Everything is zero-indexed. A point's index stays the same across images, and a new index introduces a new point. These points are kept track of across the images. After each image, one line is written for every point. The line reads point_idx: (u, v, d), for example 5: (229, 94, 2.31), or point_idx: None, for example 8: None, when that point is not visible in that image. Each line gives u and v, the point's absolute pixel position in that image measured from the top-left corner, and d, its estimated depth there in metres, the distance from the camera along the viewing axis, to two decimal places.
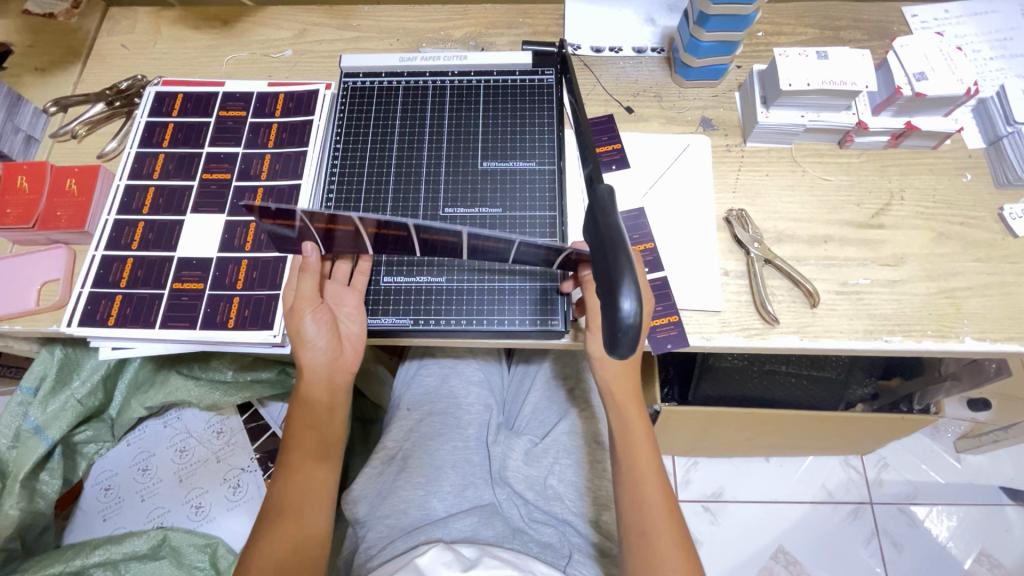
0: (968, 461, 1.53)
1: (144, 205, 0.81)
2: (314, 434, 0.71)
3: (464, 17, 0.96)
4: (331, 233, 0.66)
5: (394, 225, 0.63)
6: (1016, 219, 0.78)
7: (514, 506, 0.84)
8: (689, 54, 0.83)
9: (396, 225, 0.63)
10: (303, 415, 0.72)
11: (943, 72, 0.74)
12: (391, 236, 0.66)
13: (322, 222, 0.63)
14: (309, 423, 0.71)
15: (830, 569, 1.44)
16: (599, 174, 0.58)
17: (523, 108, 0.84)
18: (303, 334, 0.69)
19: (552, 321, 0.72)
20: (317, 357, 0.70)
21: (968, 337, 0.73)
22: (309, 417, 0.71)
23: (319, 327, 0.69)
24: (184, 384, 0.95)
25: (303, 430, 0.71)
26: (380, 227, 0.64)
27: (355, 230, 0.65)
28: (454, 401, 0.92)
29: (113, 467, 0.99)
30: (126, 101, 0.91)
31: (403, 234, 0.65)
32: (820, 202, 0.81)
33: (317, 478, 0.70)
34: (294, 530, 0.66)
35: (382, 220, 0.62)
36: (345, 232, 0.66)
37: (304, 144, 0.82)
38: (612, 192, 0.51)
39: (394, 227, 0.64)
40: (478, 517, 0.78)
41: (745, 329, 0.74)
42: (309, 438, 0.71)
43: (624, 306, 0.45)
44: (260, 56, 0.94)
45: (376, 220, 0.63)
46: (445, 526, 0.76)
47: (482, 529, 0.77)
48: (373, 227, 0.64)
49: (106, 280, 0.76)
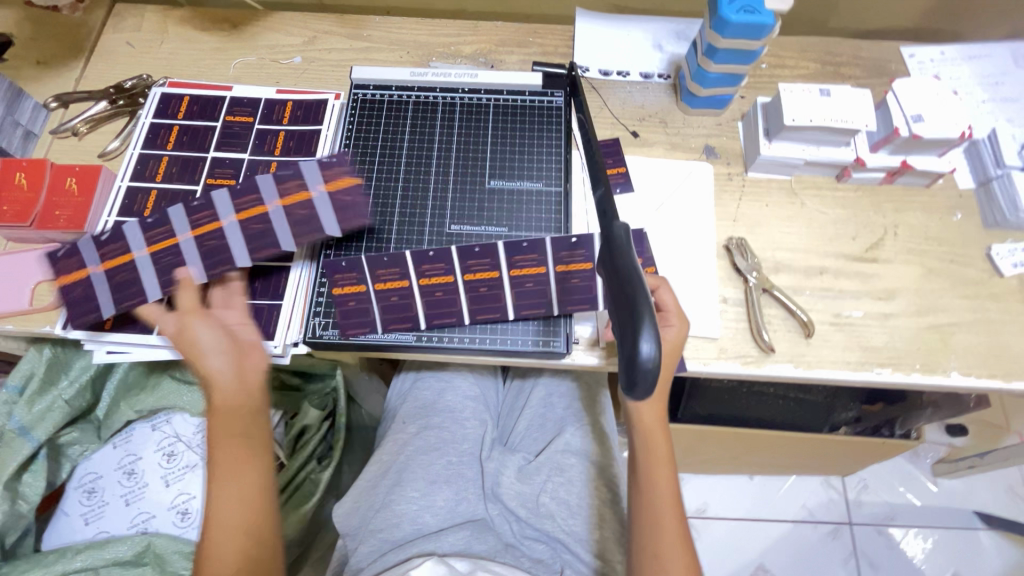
0: (944, 485, 1.57)
1: (144, 207, 0.80)
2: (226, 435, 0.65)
3: (475, 34, 0.97)
4: (345, 306, 0.73)
5: (397, 273, 0.73)
6: (1003, 258, 0.81)
7: (509, 522, 0.85)
8: (696, 83, 0.84)
9: (399, 277, 0.73)
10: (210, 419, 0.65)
11: (939, 116, 0.77)
12: (396, 294, 0.73)
13: (340, 288, 0.73)
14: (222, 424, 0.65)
15: None
16: (609, 198, 0.61)
17: (532, 128, 0.85)
18: (195, 347, 0.66)
19: (554, 344, 0.73)
20: (218, 360, 0.66)
21: (954, 372, 0.76)
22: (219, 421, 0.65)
23: (211, 333, 0.67)
24: (177, 390, 0.94)
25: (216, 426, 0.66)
26: (385, 283, 0.73)
27: (365, 294, 0.73)
28: (451, 415, 0.92)
29: (96, 469, 0.96)
30: (130, 101, 0.90)
31: (406, 286, 0.73)
32: (817, 234, 0.83)
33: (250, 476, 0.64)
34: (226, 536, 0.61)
35: (386, 270, 0.73)
36: (356, 301, 0.73)
37: (309, 157, 0.83)
38: (628, 229, 0.53)
39: (398, 279, 0.73)
40: (469, 531, 0.78)
41: (742, 357, 0.76)
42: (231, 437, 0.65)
43: (645, 351, 0.48)
44: (269, 61, 0.94)
45: (381, 274, 0.73)
46: (438, 539, 0.76)
47: (474, 542, 0.77)
48: (380, 284, 0.73)
49: (104, 273, 0.75)
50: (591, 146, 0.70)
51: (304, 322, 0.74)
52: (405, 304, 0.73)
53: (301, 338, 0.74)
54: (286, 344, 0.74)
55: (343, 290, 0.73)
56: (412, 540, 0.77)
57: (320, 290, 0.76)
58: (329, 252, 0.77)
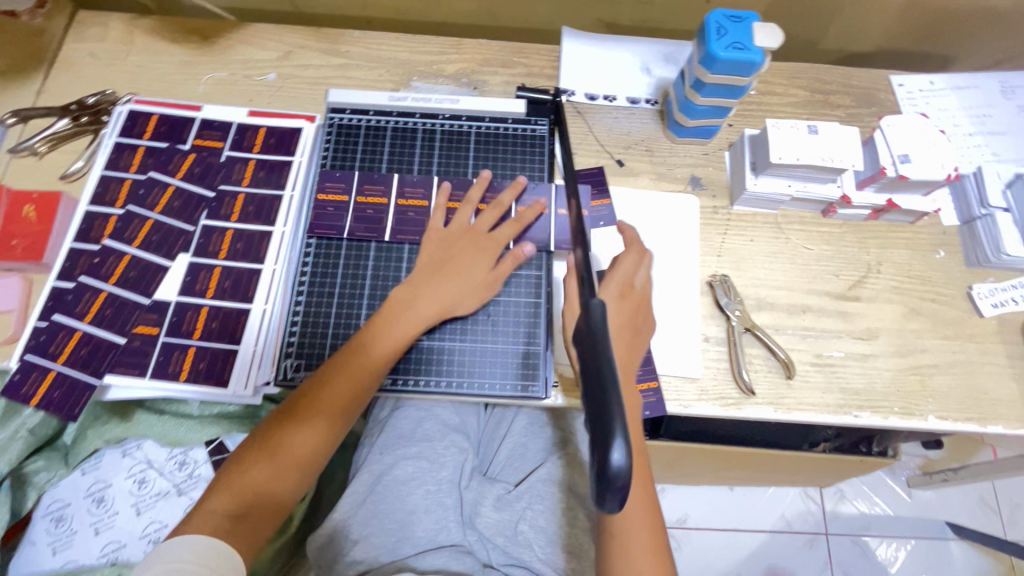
0: (918, 495, 1.60)
1: (103, 233, 0.76)
2: (358, 376, 0.68)
3: (458, 52, 0.93)
4: (363, 213, 0.78)
5: (418, 194, 0.80)
6: (983, 299, 0.81)
7: (491, 549, 0.83)
8: (684, 114, 0.83)
9: (419, 198, 0.80)
10: (353, 349, 0.69)
11: (926, 156, 0.76)
12: (412, 211, 0.79)
13: (363, 197, 0.79)
14: (341, 362, 0.68)
15: None
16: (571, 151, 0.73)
17: (511, 159, 0.84)
18: (457, 268, 0.73)
19: (533, 387, 0.73)
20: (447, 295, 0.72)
21: (932, 415, 0.76)
22: (350, 361, 0.68)
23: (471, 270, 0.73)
24: (148, 420, 0.90)
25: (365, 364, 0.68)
26: (407, 200, 0.80)
27: (384, 207, 0.79)
28: (429, 444, 0.90)
29: (64, 497, 0.93)
30: (93, 117, 0.86)
31: (423, 205, 0.79)
32: (800, 271, 0.82)
33: (313, 418, 0.67)
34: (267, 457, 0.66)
35: (411, 189, 0.80)
36: (375, 212, 0.79)
37: (280, 188, 0.80)
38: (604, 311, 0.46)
39: (418, 199, 0.80)
40: (450, 553, 0.78)
41: (722, 398, 0.75)
42: (338, 381, 0.67)
43: (614, 456, 0.40)
44: (241, 77, 0.90)
45: (405, 193, 0.80)
46: (420, 563, 0.77)
47: (453, 563, 0.77)
48: (402, 200, 0.80)
49: (72, 310, 0.72)
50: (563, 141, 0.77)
51: (276, 364, 0.72)
52: (379, 218, 0.78)
53: (273, 379, 0.71)
54: (257, 386, 0.71)
55: (326, 197, 0.79)
56: (389, 567, 0.77)
57: (293, 329, 0.73)
58: (302, 287, 0.75)
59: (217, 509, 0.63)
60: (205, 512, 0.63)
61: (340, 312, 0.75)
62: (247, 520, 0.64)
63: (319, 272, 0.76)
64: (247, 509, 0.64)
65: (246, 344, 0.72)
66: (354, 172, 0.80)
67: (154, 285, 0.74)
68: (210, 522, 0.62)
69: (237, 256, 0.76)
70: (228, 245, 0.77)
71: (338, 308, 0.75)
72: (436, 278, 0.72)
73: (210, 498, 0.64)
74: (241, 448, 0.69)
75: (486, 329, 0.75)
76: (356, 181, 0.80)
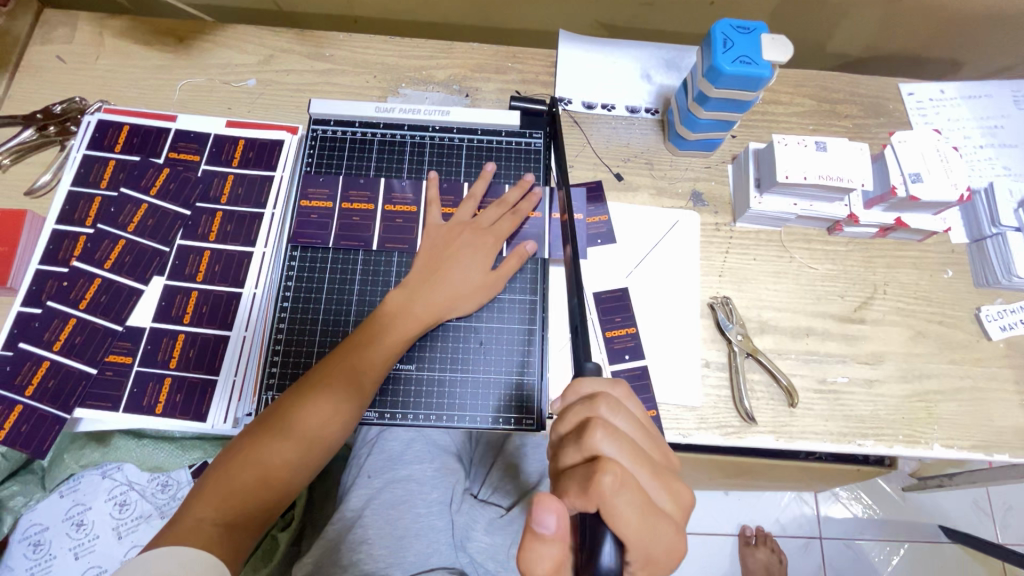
0: (911, 499, 1.51)
1: (72, 254, 0.72)
2: (363, 365, 0.66)
3: (450, 56, 0.89)
4: (350, 219, 0.76)
5: (408, 199, 0.77)
6: (992, 321, 0.78)
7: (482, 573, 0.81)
8: (686, 127, 0.79)
9: (408, 203, 0.77)
10: (356, 342, 0.67)
11: (938, 175, 0.73)
12: (401, 217, 0.76)
13: (348, 202, 0.76)
14: (343, 355, 0.66)
15: None
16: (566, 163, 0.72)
17: (503, 174, 0.80)
18: (457, 262, 0.71)
19: (525, 419, 0.71)
20: (447, 288, 0.70)
21: (937, 443, 0.74)
22: (352, 354, 0.66)
23: (472, 265, 0.72)
24: (126, 445, 0.86)
25: (370, 354, 0.66)
26: (395, 206, 0.77)
27: (372, 212, 0.76)
28: (419, 467, 0.85)
29: (41, 520, 0.90)
30: (61, 127, 0.81)
31: (413, 211, 0.77)
32: (804, 291, 0.80)
33: (316, 410, 0.63)
34: (262, 453, 0.60)
35: (400, 194, 0.77)
36: (362, 218, 0.76)
37: (261, 205, 0.76)
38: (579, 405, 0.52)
39: (407, 205, 0.77)
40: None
41: (722, 427, 0.73)
42: (341, 374, 0.65)
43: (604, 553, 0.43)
44: (219, 83, 0.85)
45: (394, 197, 0.77)
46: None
47: None
48: (390, 206, 0.77)
49: (39, 338, 0.68)
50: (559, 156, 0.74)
51: (256, 395, 0.69)
52: (365, 225, 0.76)
53: (254, 411, 0.68)
54: (237, 418, 0.68)
55: (310, 203, 0.76)
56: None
57: (274, 358, 0.70)
58: (283, 313, 0.72)
59: (204, 516, 0.56)
60: (191, 519, 0.56)
61: (324, 329, 0.72)
62: (237, 528, 0.57)
63: (303, 289, 0.73)
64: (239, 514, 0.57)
65: (224, 375, 0.69)
66: (339, 177, 0.77)
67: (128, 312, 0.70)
68: (197, 530, 0.55)
69: (215, 279, 0.72)
70: (206, 267, 0.73)
71: (322, 333, 0.71)
72: (437, 273, 0.71)
73: (198, 504, 0.57)
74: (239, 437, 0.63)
75: (477, 358, 0.73)
76: (341, 187, 0.77)
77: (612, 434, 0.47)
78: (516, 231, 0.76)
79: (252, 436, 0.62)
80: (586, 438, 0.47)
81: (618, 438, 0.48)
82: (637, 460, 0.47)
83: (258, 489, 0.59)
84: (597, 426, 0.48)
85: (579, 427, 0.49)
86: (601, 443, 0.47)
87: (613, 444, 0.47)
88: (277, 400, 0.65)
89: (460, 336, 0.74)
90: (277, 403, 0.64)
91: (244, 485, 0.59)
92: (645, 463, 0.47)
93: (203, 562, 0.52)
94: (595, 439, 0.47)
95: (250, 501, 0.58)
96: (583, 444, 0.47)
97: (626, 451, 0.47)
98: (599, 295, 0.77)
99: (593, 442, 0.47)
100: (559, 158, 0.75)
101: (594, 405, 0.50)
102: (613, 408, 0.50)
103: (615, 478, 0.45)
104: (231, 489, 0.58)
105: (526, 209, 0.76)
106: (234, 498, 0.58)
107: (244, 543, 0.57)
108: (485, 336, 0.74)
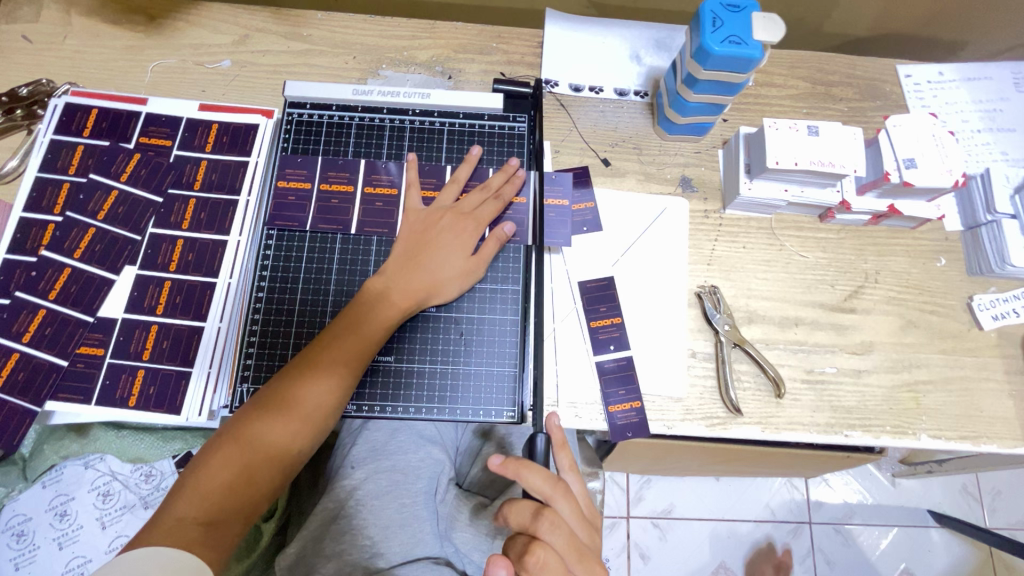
0: (902, 484, 1.48)
1: (39, 243, 0.70)
2: (342, 358, 0.64)
3: (432, 36, 0.85)
4: (328, 203, 0.74)
5: (388, 180, 0.75)
6: (984, 310, 0.77)
7: (467, 561, 0.79)
8: (675, 110, 0.76)
9: (389, 184, 0.75)
10: (339, 330, 0.65)
11: (933, 161, 0.70)
12: (381, 201, 0.74)
13: (327, 185, 0.74)
14: (321, 347, 0.64)
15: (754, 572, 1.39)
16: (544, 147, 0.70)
17: (486, 159, 0.78)
18: (440, 248, 0.69)
19: (506, 412, 0.70)
20: (428, 276, 0.68)
21: (925, 434, 0.73)
22: (338, 341, 0.64)
23: (456, 250, 0.70)
24: (106, 436, 0.85)
25: (349, 346, 0.64)
26: (375, 189, 0.74)
27: (351, 195, 0.74)
28: (404, 458, 0.82)
29: (25, 510, 0.87)
30: (28, 111, 0.78)
31: (393, 194, 0.74)
32: (793, 280, 0.78)
33: (295, 405, 0.62)
34: (241, 450, 0.59)
35: (380, 176, 0.75)
36: (341, 201, 0.74)
37: (235, 191, 0.74)
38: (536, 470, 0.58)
39: (388, 186, 0.75)
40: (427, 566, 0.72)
41: (707, 418, 0.72)
42: (327, 362, 0.63)
43: None
44: (192, 65, 0.82)
45: (374, 179, 0.75)
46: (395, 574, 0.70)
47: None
48: (369, 188, 0.74)
49: (7, 330, 0.67)
50: (539, 142, 0.73)
51: (231, 387, 0.67)
52: (343, 209, 0.73)
53: (229, 403, 0.67)
54: (212, 411, 0.67)
55: (287, 185, 0.74)
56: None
57: (250, 349, 0.68)
58: (259, 304, 0.70)
59: (185, 515, 0.55)
60: (172, 518, 0.55)
61: (302, 317, 0.70)
62: (219, 526, 0.56)
63: (279, 277, 0.71)
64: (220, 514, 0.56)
65: (199, 367, 0.68)
66: (317, 160, 0.75)
67: (101, 302, 0.68)
68: (178, 530, 0.54)
69: (189, 268, 0.70)
70: (179, 256, 0.71)
71: (298, 324, 0.70)
72: (419, 260, 0.69)
73: (177, 503, 0.56)
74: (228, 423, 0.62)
75: (460, 349, 0.72)
76: (319, 169, 0.75)
77: (556, 525, 0.56)
78: (498, 217, 0.74)
79: (230, 433, 0.60)
80: (535, 521, 0.56)
81: (561, 528, 0.56)
82: (573, 546, 0.56)
83: (242, 483, 0.58)
84: (546, 515, 0.56)
85: (536, 507, 0.57)
86: (546, 530, 0.56)
87: (554, 534, 0.56)
88: (255, 395, 0.63)
89: (442, 326, 0.72)
90: (256, 398, 0.63)
91: (224, 483, 0.58)
92: (578, 551, 0.56)
93: (182, 564, 0.52)
94: (541, 525, 0.56)
95: (230, 499, 0.58)
96: (531, 525, 0.56)
97: (564, 539, 0.56)
98: (584, 285, 0.75)
99: (540, 526, 0.56)
100: (540, 140, 0.73)
101: (554, 492, 0.58)
102: (560, 497, 0.58)
103: (543, 560, 0.54)
104: (211, 488, 0.57)
105: (509, 193, 0.73)
106: (213, 497, 0.57)
107: (227, 542, 0.56)
108: (466, 327, 0.72)
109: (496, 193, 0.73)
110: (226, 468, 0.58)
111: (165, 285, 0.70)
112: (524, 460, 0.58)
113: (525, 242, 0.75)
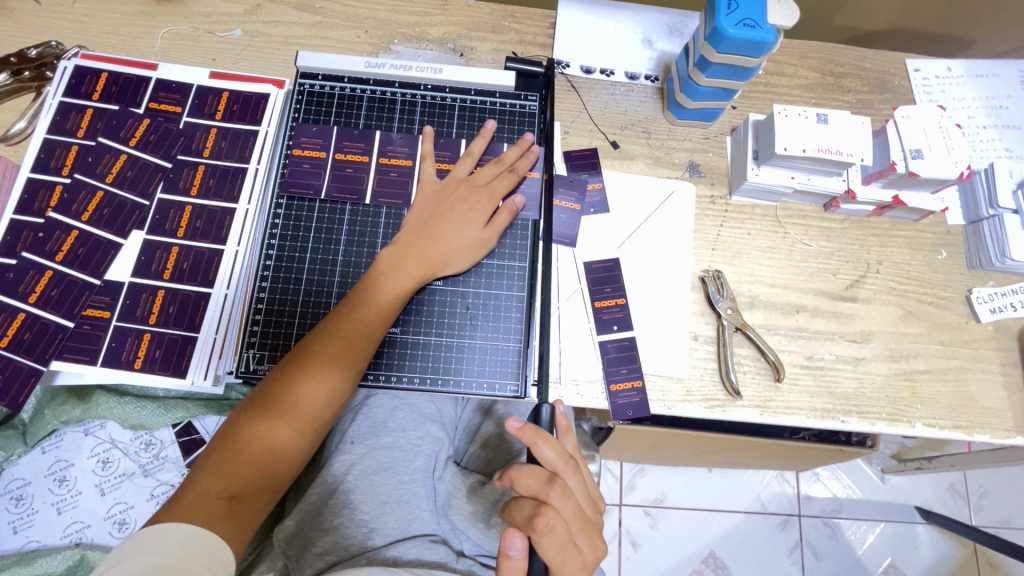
0: (891, 480, 1.50)
1: (47, 206, 0.70)
2: (342, 350, 0.63)
3: (445, 13, 0.85)
4: (343, 171, 0.74)
5: (403, 154, 0.75)
6: (982, 303, 0.78)
7: (464, 538, 0.78)
8: (686, 95, 0.77)
9: (403, 157, 0.75)
10: (341, 320, 0.64)
11: (939, 152, 0.71)
12: (396, 172, 0.74)
13: (342, 155, 0.74)
14: (319, 339, 0.63)
15: (742, 562, 1.41)
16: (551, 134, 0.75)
17: (498, 136, 0.78)
18: (441, 234, 0.69)
19: (509, 386, 0.71)
20: (426, 260, 0.68)
21: (919, 422, 0.74)
22: (340, 331, 0.63)
23: (457, 235, 0.69)
24: (107, 402, 0.86)
25: (348, 337, 0.63)
26: (389, 160, 0.75)
27: (366, 165, 0.74)
28: (403, 435, 0.81)
29: (23, 475, 0.86)
30: (37, 73, 0.78)
31: (407, 166, 0.75)
32: (797, 268, 0.79)
33: (300, 397, 0.60)
34: (253, 439, 0.58)
35: (395, 149, 0.75)
36: (356, 170, 0.74)
37: (245, 160, 0.74)
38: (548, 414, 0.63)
39: (402, 159, 0.75)
40: (423, 540, 0.72)
41: (707, 400, 0.73)
42: (329, 353, 0.62)
43: None
44: (203, 32, 0.81)
45: (387, 151, 0.75)
46: (392, 552, 0.70)
47: (427, 551, 0.71)
48: (384, 159, 0.75)
49: (14, 290, 0.67)
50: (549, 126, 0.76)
51: (236, 354, 0.67)
52: (358, 178, 0.74)
53: (234, 370, 0.67)
54: (217, 376, 0.67)
55: (303, 154, 0.74)
56: (359, 557, 0.70)
57: (256, 317, 0.68)
58: (266, 272, 0.70)
59: (208, 489, 0.55)
60: (194, 492, 0.55)
61: (309, 285, 0.70)
62: (242, 500, 0.56)
63: (288, 243, 0.71)
64: (244, 488, 0.57)
65: (205, 332, 0.68)
66: (332, 129, 0.75)
67: (108, 267, 0.68)
68: (201, 503, 0.54)
69: (194, 235, 0.70)
70: (187, 222, 0.71)
71: (305, 294, 0.70)
72: (419, 245, 0.68)
73: (201, 477, 0.56)
74: (231, 417, 0.61)
75: (465, 324, 0.72)
76: (334, 139, 0.75)
77: (566, 495, 0.57)
78: (511, 191, 0.74)
79: (236, 425, 0.59)
80: (547, 487, 0.57)
81: (570, 498, 0.57)
82: (579, 516, 0.57)
83: (254, 472, 0.58)
84: (558, 483, 0.57)
85: (548, 475, 0.58)
86: (557, 497, 0.56)
87: (564, 502, 0.56)
88: (253, 392, 0.61)
89: (448, 300, 0.72)
90: (255, 391, 0.61)
91: (233, 479, 0.56)
92: (583, 521, 0.57)
93: (202, 540, 0.51)
94: (553, 492, 0.56)
95: (254, 474, 0.58)
96: (543, 491, 0.57)
97: (573, 509, 0.57)
98: (589, 266, 0.76)
99: (551, 493, 0.56)
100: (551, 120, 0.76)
101: (564, 466, 0.59)
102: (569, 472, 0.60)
103: (551, 523, 0.55)
104: (236, 461, 0.57)
105: (523, 167, 0.74)
106: (235, 472, 0.57)
107: (249, 518, 0.56)
108: (472, 302, 0.73)
109: (511, 167, 0.74)
110: (235, 464, 0.57)
111: (172, 253, 0.70)
112: (542, 431, 0.59)
113: (535, 214, 0.75)
